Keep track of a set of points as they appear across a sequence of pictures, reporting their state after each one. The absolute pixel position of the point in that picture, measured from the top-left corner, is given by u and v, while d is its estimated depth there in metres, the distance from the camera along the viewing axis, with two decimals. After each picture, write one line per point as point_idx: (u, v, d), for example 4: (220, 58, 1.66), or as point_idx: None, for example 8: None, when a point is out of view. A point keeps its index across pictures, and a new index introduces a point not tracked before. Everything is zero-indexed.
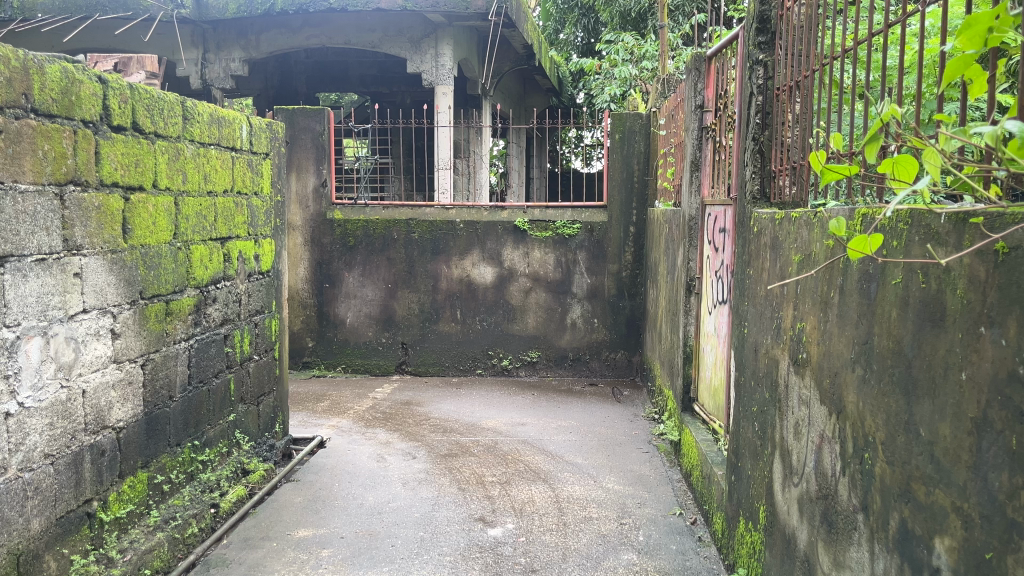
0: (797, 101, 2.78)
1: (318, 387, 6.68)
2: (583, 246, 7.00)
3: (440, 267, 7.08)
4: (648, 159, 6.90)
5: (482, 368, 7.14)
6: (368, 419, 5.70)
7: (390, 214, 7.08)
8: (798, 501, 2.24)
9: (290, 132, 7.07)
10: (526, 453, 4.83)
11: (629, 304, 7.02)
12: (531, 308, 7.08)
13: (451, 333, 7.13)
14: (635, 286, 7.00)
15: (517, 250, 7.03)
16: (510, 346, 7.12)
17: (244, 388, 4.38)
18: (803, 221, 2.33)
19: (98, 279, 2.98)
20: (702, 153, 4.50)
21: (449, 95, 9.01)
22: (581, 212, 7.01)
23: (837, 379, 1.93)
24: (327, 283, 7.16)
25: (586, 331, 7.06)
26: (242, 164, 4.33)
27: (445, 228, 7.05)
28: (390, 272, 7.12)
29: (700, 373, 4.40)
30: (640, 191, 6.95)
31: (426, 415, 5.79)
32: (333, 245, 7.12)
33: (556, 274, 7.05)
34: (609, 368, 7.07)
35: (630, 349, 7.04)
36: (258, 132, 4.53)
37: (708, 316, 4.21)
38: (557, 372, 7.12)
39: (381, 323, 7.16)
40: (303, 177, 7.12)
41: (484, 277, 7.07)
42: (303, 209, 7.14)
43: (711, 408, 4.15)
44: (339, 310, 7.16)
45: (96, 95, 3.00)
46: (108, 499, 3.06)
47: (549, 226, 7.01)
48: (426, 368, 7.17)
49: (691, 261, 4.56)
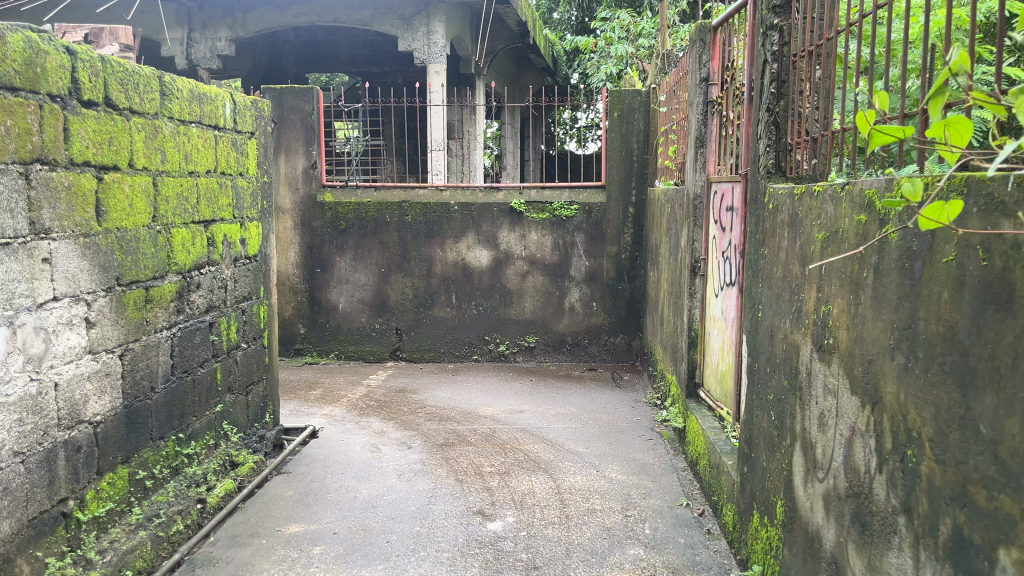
0: (817, 68, 2.60)
1: (310, 375, 6.50)
2: (582, 228, 6.82)
3: (435, 251, 6.90)
4: (647, 137, 6.71)
5: (479, 353, 6.97)
6: (362, 408, 5.53)
7: (382, 196, 6.87)
8: (824, 498, 2.08)
9: (279, 112, 6.86)
10: (526, 441, 4.67)
11: (629, 287, 6.85)
12: (529, 292, 6.91)
13: (446, 319, 6.96)
14: (634, 268, 6.83)
15: (513, 232, 6.85)
16: (506, 331, 6.95)
17: (232, 377, 4.20)
18: (829, 195, 2.16)
19: (69, 264, 2.79)
20: (708, 130, 4.32)
21: (442, 74, 8.77)
22: (579, 193, 6.82)
23: (872, 368, 1.77)
24: (318, 268, 6.97)
25: (585, 315, 6.90)
26: (226, 144, 4.13)
27: (438, 211, 6.86)
28: (383, 256, 6.92)
29: (706, 358, 4.24)
30: (640, 171, 6.76)
31: (422, 403, 5.63)
32: (324, 229, 6.92)
33: (554, 257, 6.87)
34: (608, 353, 6.92)
35: (630, 333, 6.88)
36: (242, 110, 4.33)
37: (715, 299, 4.05)
38: (556, 357, 6.96)
39: (374, 309, 6.98)
40: (292, 158, 6.90)
41: (480, 260, 6.89)
42: (292, 191, 6.93)
43: (718, 395, 4.00)
44: (331, 296, 6.98)
45: (64, 67, 2.79)
46: (85, 498, 2.89)
47: (546, 207, 6.82)
48: (421, 354, 7.00)
49: (696, 242, 4.38)
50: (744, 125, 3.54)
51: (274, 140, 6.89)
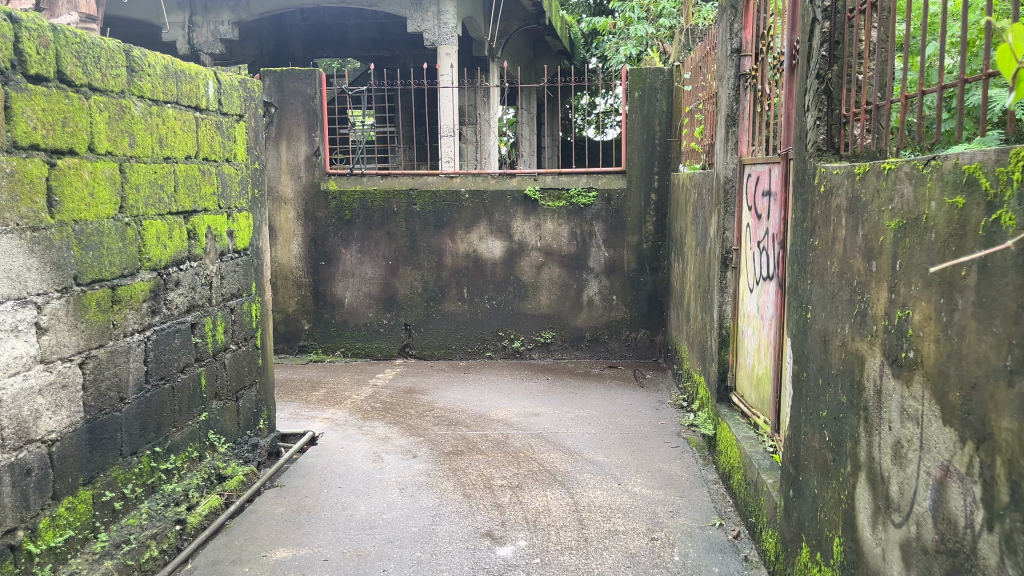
0: (880, 24, 2.17)
1: (314, 374, 6.17)
2: (601, 216, 6.41)
3: (445, 242, 6.53)
4: (671, 118, 6.28)
5: (492, 350, 6.60)
6: (366, 410, 5.18)
7: (389, 184, 6.51)
8: (902, 548, 1.68)
9: (279, 97, 6.51)
10: (540, 449, 4.30)
11: (652, 279, 6.44)
12: (545, 284, 6.51)
13: (457, 314, 6.59)
14: (657, 259, 6.42)
15: (528, 221, 6.46)
16: (521, 326, 6.57)
17: (219, 383, 3.85)
18: (905, 173, 1.75)
19: (13, 263, 2.44)
20: (740, 106, 3.87)
21: (453, 56, 8.50)
22: (597, 179, 6.41)
23: (978, 394, 1.37)
24: (322, 261, 6.62)
25: (605, 309, 6.49)
26: (209, 126, 3.77)
27: (448, 199, 6.48)
28: (390, 248, 6.56)
29: (739, 360, 3.83)
30: (662, 154, 6.34)
31: (430, 405, 5.27)
32: (328, 219, 6.57)
33: (571, 248, 6.47)
34: (629, 349, 6.51)
35: (652, 328, 6.48)
36: (228, 90, 3.96)
37: (749, 295, 3.65)
38: (573, 354, 6.57)
39: (382, 303, 6.62)
40: (294, 145, 6.55)
41: (493, 251, 6.51)
42: (295, 179, 6.58)
43: (755, 401, 3.60)
44: (337, 290, 6.63)
45: (5, 36, 2.43)
46: (38, 527, 2.55)
47: (562, 195, 6.42)
48: (431, 350, 6.64)
49: (727, 231, 3.96)
50: (788, 97, 3.12)
51: (274, 126, 6.54)
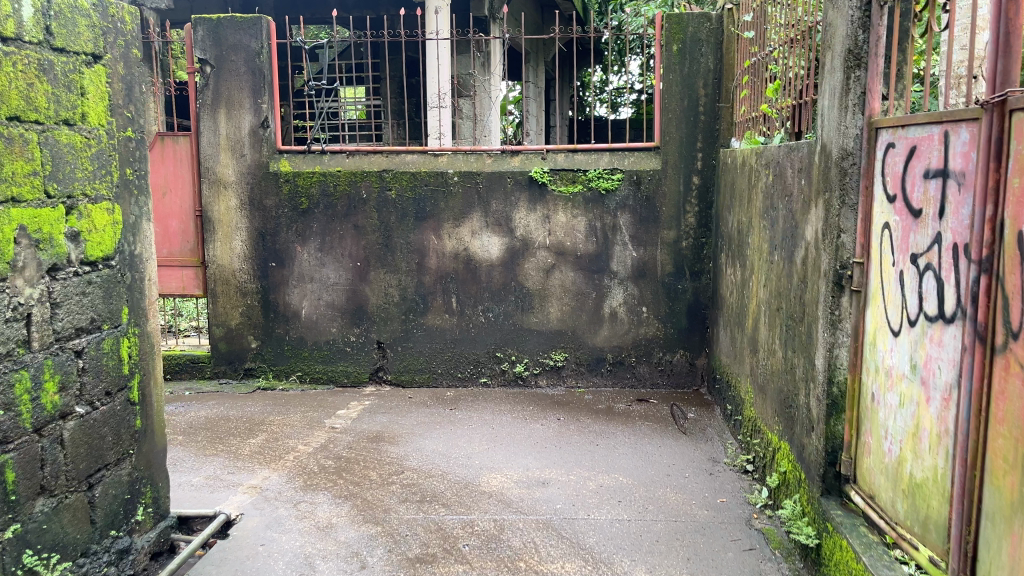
0: None
1: (256, 410, 4.78)
2: (627, 206, 4.99)
3: (427, 238, 5.12)
4: (720, 79, 4.86)
5: (488, 376, 5.21)
6: (312, 473, 3.80)
7: (356, 164, 5.10)
8: None
9: (216, 52, 5.08)
10: (550, 555, 2.91)
11: (692, 287, 5.03)
12: (555, 293, 5.10)
13: (444, 329, 5.19)
14: (699, 261, 5.01)
15: (533, 212, 5.04)
16: (525, 345, 5.17)
17: (48, 472, 2.47)
18: None
19: None
20: (873, 35, 2.39)
21: (444, 11, 7.13)
22: (623, 157, 4.98)
23: None
24: (273, 262, 5.22)
25: (631, 325, 5.08)
26: (21, 64, 2.35)
27: (432, 183, 5.06)
28: (358, 246, 5.16)
29: (866, 438, 2.42)
30: (708, 126, 4.91)
31: (399, 465, 3.88)
32: (279, 209, 5.16)
33: (588, 246, 5.04)
34: (663, 376, 5.11)
35: (692, 349, 5.07)
36: (63, 13, 2.54)
37: (894, 339, 2.24)
38: (592, 382, 5.17)
39: (349, 316, 5.22)
40: (235, 114, 5.13)
41: (489, 250, 5.10)
42: (236, 158, 5.16)
43: (901, 515, 2.19)
44: (291, 299, 5.24)
45: None
46: None
47: (578, 177, 4.99)
48: (412, 375, 5.25)
49: (845, 234, 2.51)
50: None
51: (210, 90, 5.12)
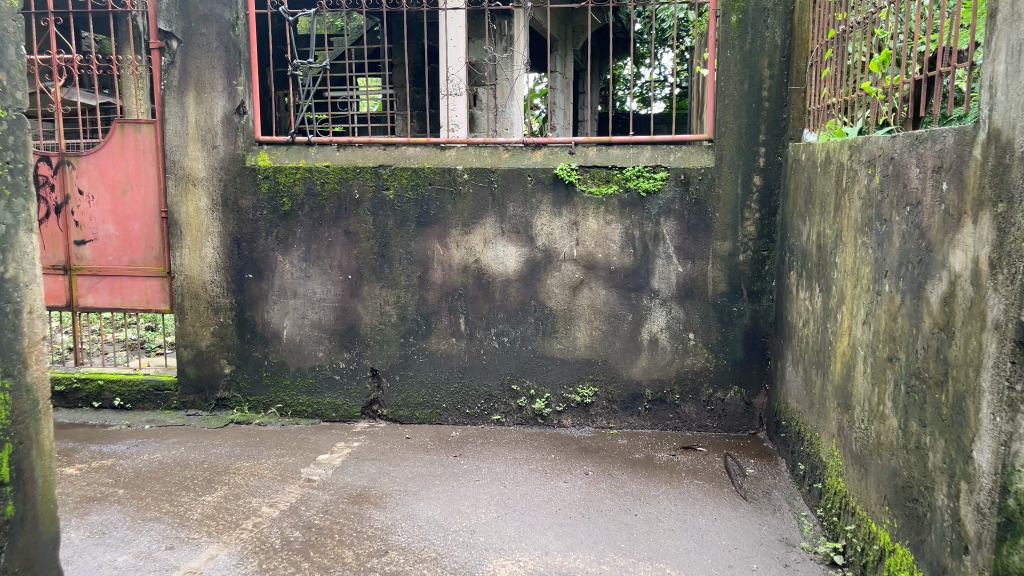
0: None
1: (223, 452, 3.98)
2: (673, 210, 4.11)
3: (431, 247, 4.29)
4: (789, 56, 3.96)
5: (502, 413, 4.37)
6: (273, 549, 2.98)
7: (348, 158, 4.28)
8: None
9: (183, 24, 4.28)
10: None
11: (750, 309, 4.15)
12: (583, 314, 4.25)
13: (450, 356, 4.36)
14: (759, 280, 4.13)
15: (558, 218, 4.18)
16: (546, 377, 4.32)
17: None
18: None
19: None
20: None
21: None
22: (668, 152, 4.11)
23: None
24: (250, 274, 4.41)
25: (676, 355, 4.21)
26: None
27: (437, 182, 4.23)
28: (350, 255, 4.34)
29: None
30: (773, 115, 4.03)
31: (384, 539, 3.05)
32: (258, 211, 4.35)
33: (624, 259, 4.17)
34: (714, 417, 4.24)
35: (748, 385, 4.20)
36: None
37: None
38: (626, 423, 4.30)
39: (338, 338, 4.41)
40: (207, 98, 4.32)
41: (504, 263, 4.26)
42: (207, 150, 4.35)
43: None
44: (271, 317, 4.44)
45: None
46: None
47: (613, 175, 4.12)
48: (412, 410, 4.43)
49: None
50: None
51: (177, 68, 4.32)
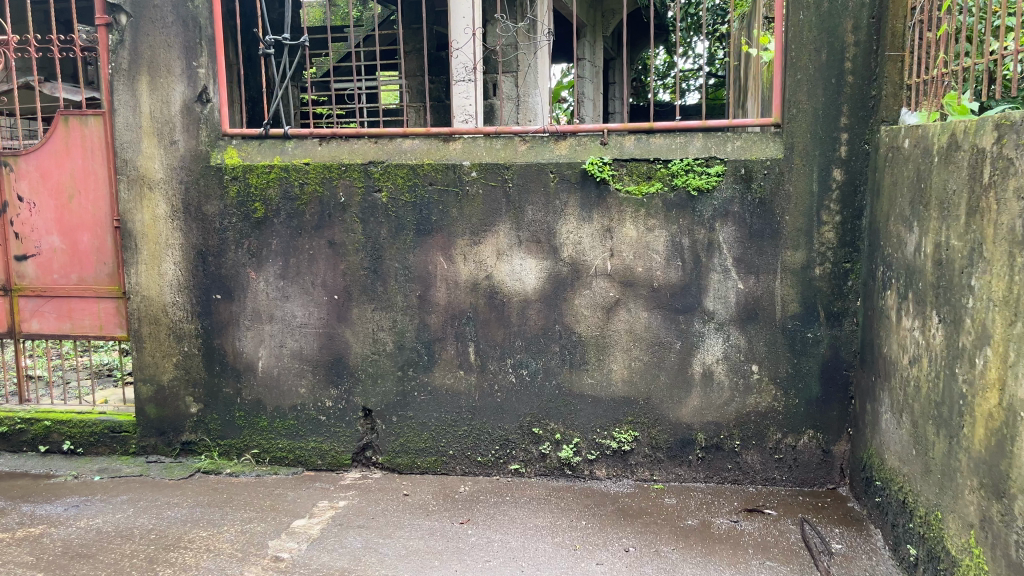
0: None
1: (179, 516, 3.25)
2: (731, 213, 3.29)
3: (433, 260, 3.52)
4: (880, 17, 3.12)
5: (521, 462, 3.59)
6: None
7: (330, 154, 3.53)
8: None
9: None
10: None
11: (829, 336, 3.32)
12: (619, 343, 3.45)
13: (458, 393, 3.58)
14: (841, 299, 3.29)
15: (588, 223, 3.39)
16: (575, 419, 3.53)
17: None
18: None
19: None
20: None
21: None
22: (724, 140, 3.29)
23: None
24: (218, 294, 3.68)
25: (736, 392, 3.39)
26: None
27: (439, 181, 3.45)
28: (335, 271, 3.59)
29: None
30: (859, 92, 3.19)
31: None
32: (225, 220, 3.62)
33: (670, 274, 3.37)
34: (784, 468, 3.42)
35: (826, 430, 3.36)
36: None
37: None
38: (674, 476, 3.49)
39: (322, 371, 3.66)
40: (163, 84, 3.59)
41: (522, 279, 3.47)
42: (165, 146, 3.62)
43: None
44: (244, 346, 3.70)
45: None
46: None
47: (656, 170, 3.31)
48: (413, 459, 3.66)
49: None
50: None
51: (127, 49, 3.59)
